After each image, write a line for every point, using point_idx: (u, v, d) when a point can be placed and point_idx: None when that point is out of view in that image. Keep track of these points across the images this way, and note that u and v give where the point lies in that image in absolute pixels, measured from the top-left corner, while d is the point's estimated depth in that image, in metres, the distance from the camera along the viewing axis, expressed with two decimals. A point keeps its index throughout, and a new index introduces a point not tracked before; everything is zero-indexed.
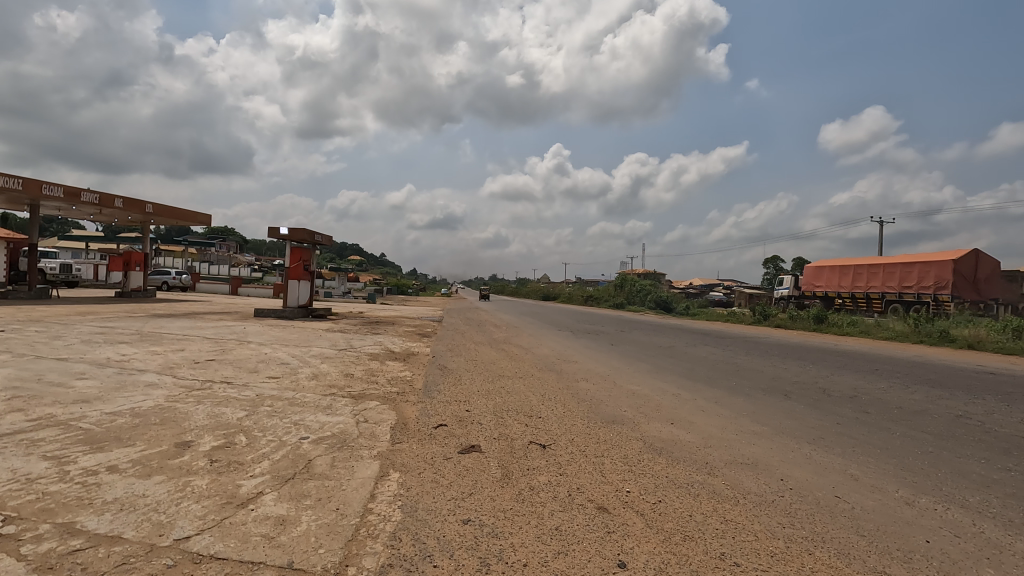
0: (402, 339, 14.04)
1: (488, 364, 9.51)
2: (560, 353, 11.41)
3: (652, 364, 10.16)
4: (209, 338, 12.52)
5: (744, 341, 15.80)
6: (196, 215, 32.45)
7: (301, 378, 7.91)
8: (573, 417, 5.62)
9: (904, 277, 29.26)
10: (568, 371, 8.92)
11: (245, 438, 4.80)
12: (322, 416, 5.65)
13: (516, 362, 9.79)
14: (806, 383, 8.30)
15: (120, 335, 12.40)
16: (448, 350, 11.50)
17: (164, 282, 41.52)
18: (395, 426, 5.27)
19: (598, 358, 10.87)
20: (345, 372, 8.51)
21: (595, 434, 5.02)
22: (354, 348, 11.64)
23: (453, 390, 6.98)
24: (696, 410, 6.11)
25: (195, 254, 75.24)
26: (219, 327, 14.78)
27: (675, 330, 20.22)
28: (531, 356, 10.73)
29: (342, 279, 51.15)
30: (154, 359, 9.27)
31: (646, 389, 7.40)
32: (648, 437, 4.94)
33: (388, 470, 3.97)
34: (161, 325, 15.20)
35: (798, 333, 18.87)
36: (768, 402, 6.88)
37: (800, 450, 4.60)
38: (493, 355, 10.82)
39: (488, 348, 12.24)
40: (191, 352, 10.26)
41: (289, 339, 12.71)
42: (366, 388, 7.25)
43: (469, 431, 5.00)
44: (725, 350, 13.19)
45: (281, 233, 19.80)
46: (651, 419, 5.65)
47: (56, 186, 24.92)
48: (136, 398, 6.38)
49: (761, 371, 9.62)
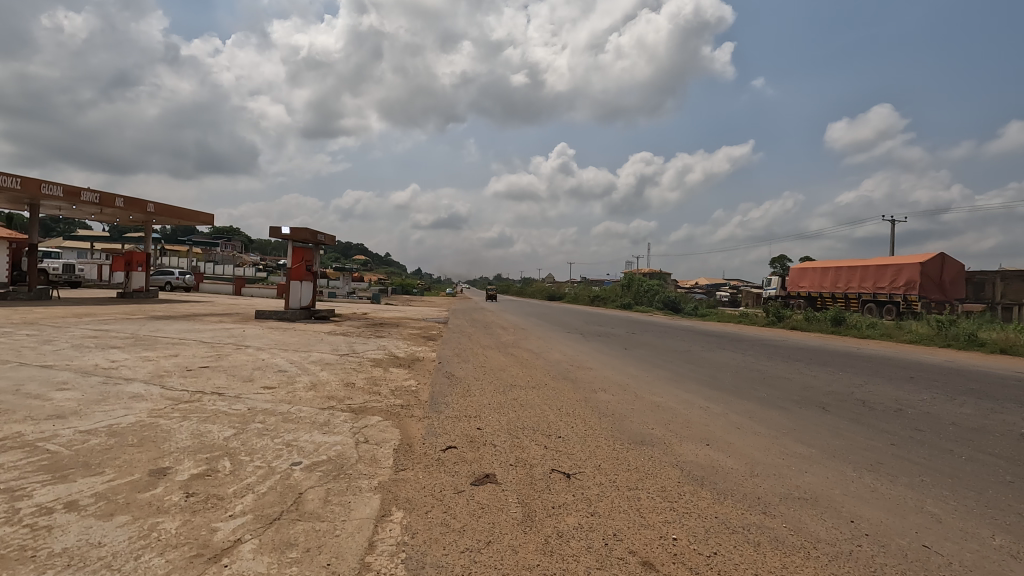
0: (406, 342, 13.52)
1: (498, 371, 9.04)
2: (573, 359, 10.89)
3: (671, 371, 9.60)
4: (206, 342, 12.01)
5: (762, 345, 15.24)
6: (198, 215, 32.06)
7: (298, 388, 7.35)
8: (597, 437, 5.04)
9: (878, 277, 30.34)
10: (583, 380, 8.40)
11: (229, 464, 4.25)
12: (317, 435, 5.10)
13: (527, 369, 9.28)
14: (841, 394, 7.69)
15: (115, 339, 11.92)
16: (455, 355, 11.04)
17: (167, 283, 41.21)
18: (399, 447, 4.72)
19: (613, 364, 10.31)
20: (346, 381, 7.96)
21: (625, 459, 4.44)
22: (357, 353, 11.12)
23: (463, 403, 6.47)
24: (731, 428, 5.52)
25: (200, 254, 75.10)
26: (217, 330, 14.28)
27: (686, 332, 19.71)
28: (542, 362, 10.21)
29: (347, 279, 50.73)
30: (144, 366, 8.75)
31: (671, 402, 6.82)
32: (685, 463, 4.37)
33: (390, 508, 3.41)
34: (158, 328, 14.71)
35: (816, 336, 18.25)
36: (805, 416, 6.31)
37: (862, 481, 4.02)
38: (502, 360, 10.32)
39: (497, 352, 11.77)
40: (184, 358, 9.74)
41: (289, 343, 12.18)
42: (367, 400, 6.70)
43: (482, 455, 4.44)
44: (745, 354, 12.61)
45: (283, 232, 19.31)
46: (685, 440, 5.06)
47: (55, 184, 24.51)
48: (116, 412, 5.84)
49: (788, 379, 9.02)
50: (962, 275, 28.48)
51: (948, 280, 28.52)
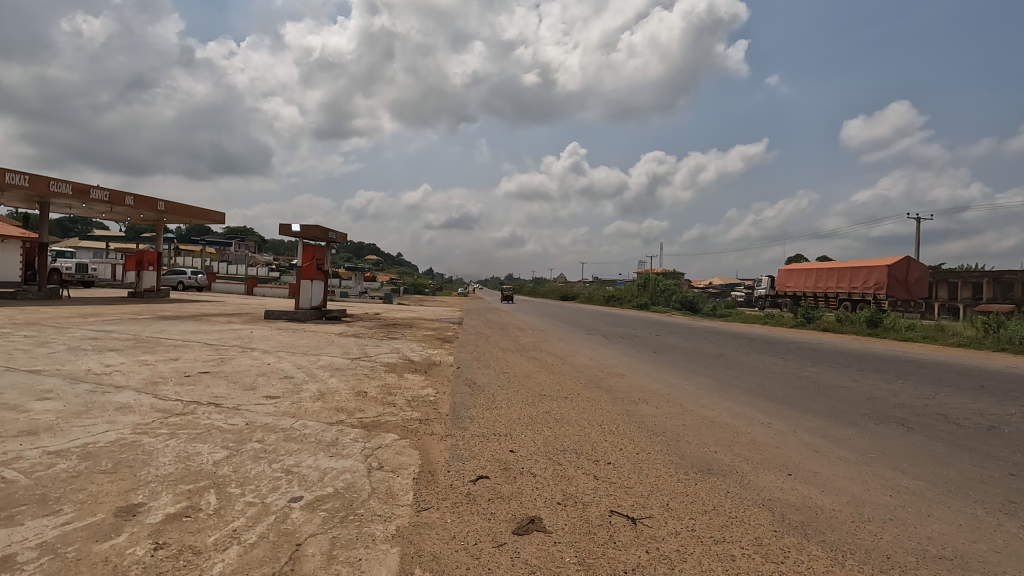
0: (421, 345, 12.78)
1: (522, 377, 8.34)
2: (602, 363, 10.15)
3: (712, 378, 8.78)
4: (210, 344, 11.33)
5: (797, 348, 14.36)
6: (209, 214, 31.66)
7: (304, 399, 6.59)
8: (654, 465, 4.22)
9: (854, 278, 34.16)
10: (616, 388, 7.62)
11: (216, 500, 3.49)
12: (324, 459, 4.33)
13: (554, 375, 8.53)
14: (914, 406, 6.81)
15: (119, 341, 11.32)
16: (475, 359, 10.40)
17: (179, 282, 40.93)
18: (420, 475, 3.94)
19: (645, 370, 9.50)
20: (357, 390, 7.19)
21: (696, 496, 3.61)
22: (369, 357, 10.37)
23: (489, 415, 5.75)
24: (809, 452, 4.67)
25: (213, 254, 75.25)
26: (224, 332, 13.63)
27: (712, 334, 18.83)
28: (569, 368, 9.47)
29: (359, 278, 50.22)
30: (141, 372, 8.06)
31: (725, 416, 5.99)
32: (774, 502, 3.52)
33: (414, 568, 2.64)
34: (163, 329, 14.12)
35: (852, 338, 17.34)
36: (885, 434, 5.46)
37: (1009, 531, 3.16)
38: (527, 365, 9.64)
39: (518, 356, 11.09)
40: (185, 362, 9.04)
41: (298, 346, 11.48)
42: (381, 412, 5.93)
43: (522, 489, 3.64)
44: (784, 358, 11.76)
45: (293, 229, 18.66)
46: (760, 468, 4.21)
47: (64, 182, 24.07)
48: (97, 428, 5.10)
49: (845, 388, 8.14)
50: (927, 277, 31.48)
51: (913, 281, 31.92)
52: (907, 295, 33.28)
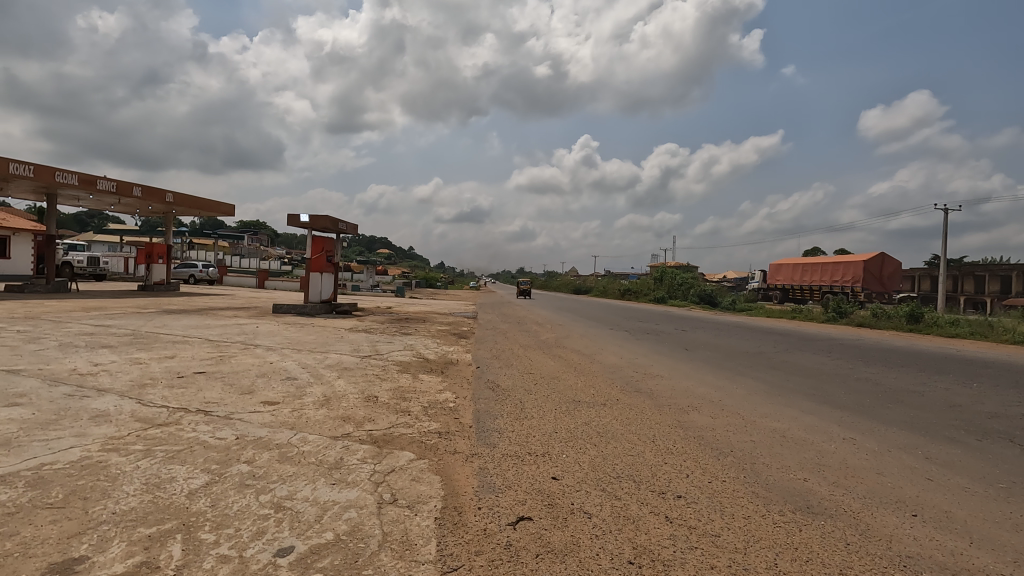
0: (436, 341, 11.95)
1: (549, 377, 7.60)
2: (633, 362, 9.36)
3: (760, 380, 7.90)
4: (211, 341, 10.57)
5: (836, 344, 13.42)
6: (219, 206, 31.09)
7: (307, 405, 5.79)
8: (738, 500, 3.35)
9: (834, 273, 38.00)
10: (657, 392, 6.79)
11: (181, 553, 2.68)
12: (324, 487, 3.51)
13: (584, 377, 7.73)
14: (1010, 416, 5.89)
15: (117, 337, 10.63)
16: (495, 356, 9.73)
17: (191, 276, 40.64)
18: (444, 514, 3.13)
19: (684, 370, 8.62)
20: (367, 394, 6.37)
21: (811, 551, 2.72)
22: (380, 355, 9.59)
23: (519, 426, 4.98)
24: (922, 481, 3.77)
25: (226, 247, 75.28)
26: (227, 327, 12.92)
27: (739, 329, 17.91)
28: (599, 368, 8.65)
29: (371, 271, 49.63)
30: (131, 372, 7.31)
31: (796, 429, 5.09)
32: (917, 561, 2.65)
33: None
34: (165, 323, 13.44)
35: (892, 334, 16.34)
36: (996, 453, 4.55)
37: None
38: (552, 363, 8.91)
39: (540, 353, 10.42)
40: (181, 361, 8.28)
41: (305, 343, 10.70)
42: (394, 423, 5.10)
43: (580, 539, 2.80)
44: (828, 357, 10.84)
45: (301, 220, 17.93)
46: (873, 507, 3.31)
47: (69, 172, 23.56)
48: (59, 444, 4.31)
49: (916, 393, 7.21)
50: (897, 273, 34.87)
51: (886, 276, 35.36)
52: (881, 287, 36.81)
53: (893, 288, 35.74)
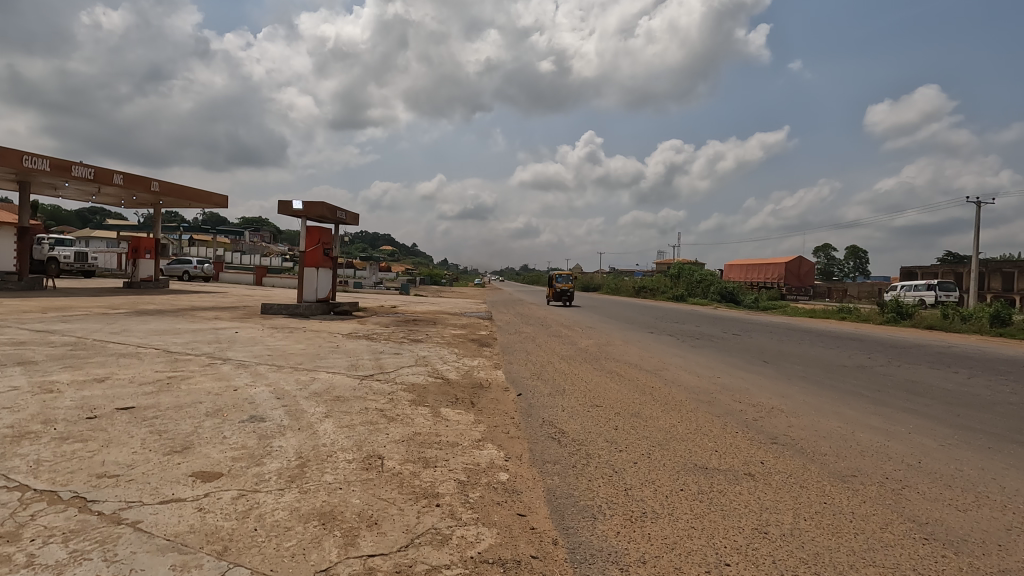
0: (453, 350, 9.86)
1: (625, 412, 5.39)
2: (719, 384, 7.11)
3: (921, 416, 5.64)
4: (170, 353, 8.28)
5: (932, 352, 11.27)
6: (211, 197, 28.96)
7: (267, 481, 3.49)
8: None
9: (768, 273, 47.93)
10: (804, 443, 4.53)
11: None
12: None
13: (676, 413, 5.45)
14: None
15: (53, 348, 8.36)
16: (534, 373, 7.66)
17: (185, 272, 38.47)
18: None
19: (799, 398, 6.34)
20: (370, 450, 4.15)
21: None
22: (386, 373, 7.36)
23: (648, 543, 2.72)
24: None
25: (226, 244, 73.18)
26: (201, 333, 10.68)
27: (795, 333, 15.75)
28: (683, 395, 6.36)
29: (375, 266, 47.11)
30: (25, 409, 5.01)
31: None
32: None
33: None
34: (128, 328, 11.19)
35: (974, 338, 14.31)
36: None
37: None
38: (617, 388, 6.67)
39: (589, 368, 8.29)
40: (114, 387, 6.01)
41: (291, 355, 8.47)
42: (414, 531, 2.84)
43: None
44: (953, 372, 8.61)
45: (293, 207, 15.66)
46: None
47: (39, 157, 21.24)
48: None
49: None
50: (810, 272, 45.02)
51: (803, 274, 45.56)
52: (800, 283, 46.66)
53: (807, 285, 47.33)
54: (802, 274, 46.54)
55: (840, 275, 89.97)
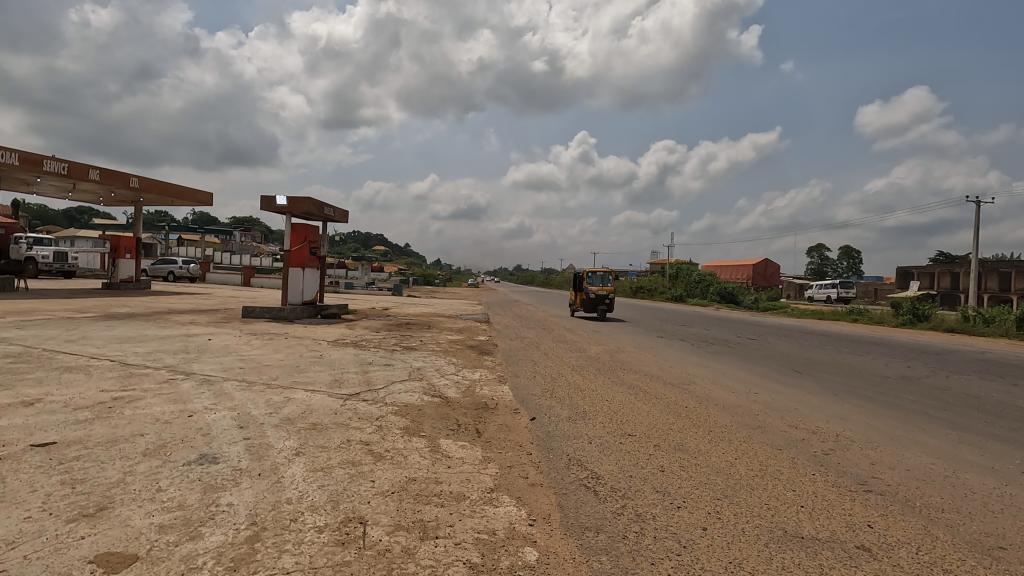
0: (451, 359, 8.91)
1: (665, 445, 4.40)
2: (763, 403, 6.12)
3: (1017, 445, 4.69)
4: (125, 366, 7.20)
5: (972, 359, 10.36)
6: (195, 194, 27.87)
7: (198, 570, 2.47)
8: None
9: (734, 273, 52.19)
10: (905, 491, 3.56)
11: None
12: None
13: (730, 446, 4.43)
14: None
15: None
16: (545, 388, 6.67)
17: (170, 273, 37.09)
18: None
19: (862, 421, 5.39)
20: (349, 508, 3.16)
21: None
22: (374, 390, 6.32)
23: None
24: None
25: (215, 244, 71.56)
26: (169, 340, 9.60)
27: (811, 336, 14.83)
28: (728, 419, 5.36)
29: (366, 267, 45.90)
30: None
31: None
32: None
33: None
34: (88, 334, 10.06)
35: (999, 341, 13.59)
36: None
37: None
38: (647, 409, 5.67)
39: (606, 382, 7.31)
40: (39, 414, 4.93)
41: (267, 368, 7.43)
42: None
43: None
44: (1011, 384, 7.71)
45: (277, 203, 14.58)
46: None
47: (9, 150, 20.01)
48: None
49: None
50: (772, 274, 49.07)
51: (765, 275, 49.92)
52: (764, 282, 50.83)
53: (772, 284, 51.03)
54: (767, 275, 50.75)
55: (833, 275, 90.12)
